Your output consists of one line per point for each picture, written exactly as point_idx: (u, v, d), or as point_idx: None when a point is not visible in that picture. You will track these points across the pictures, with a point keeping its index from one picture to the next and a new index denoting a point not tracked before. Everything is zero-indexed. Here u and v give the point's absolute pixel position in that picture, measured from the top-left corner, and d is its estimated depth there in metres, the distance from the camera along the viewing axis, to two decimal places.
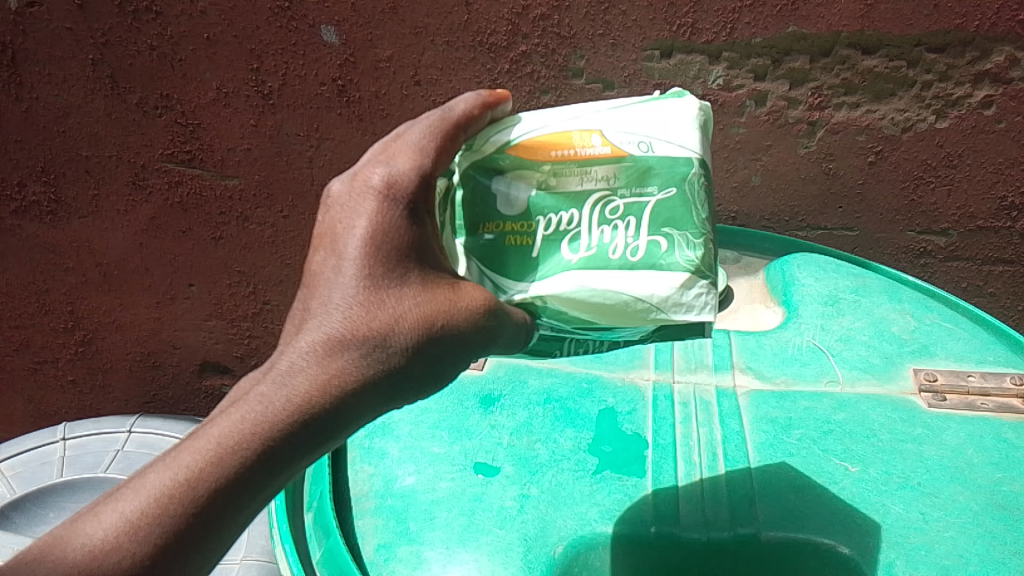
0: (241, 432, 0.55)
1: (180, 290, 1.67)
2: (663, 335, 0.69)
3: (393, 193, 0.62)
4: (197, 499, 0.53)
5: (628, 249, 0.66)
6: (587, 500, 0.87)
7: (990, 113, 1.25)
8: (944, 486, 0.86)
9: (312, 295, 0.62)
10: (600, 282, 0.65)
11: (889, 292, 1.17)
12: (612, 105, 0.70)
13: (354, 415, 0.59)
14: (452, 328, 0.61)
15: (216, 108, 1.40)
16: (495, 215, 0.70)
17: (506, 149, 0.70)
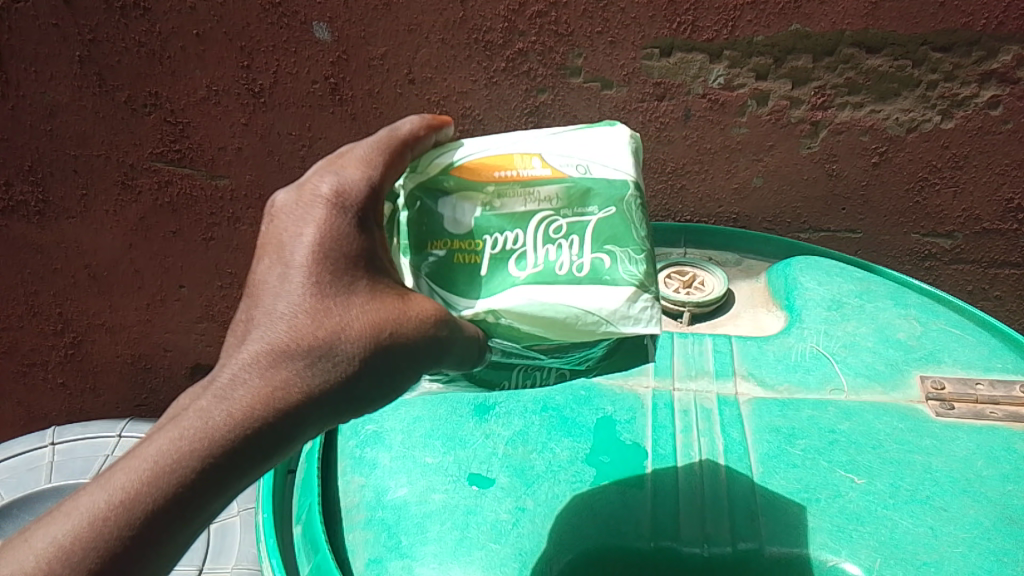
0: (179, 449, 0.49)
1: (170, 291, 1.64)
2: (610, 365, 0.68)
3: (344, 201, 0.58)
4: (133, 522, 0.48)
5: (575, 265, 0.63)
6: (585, 514, 0.85)
7: (996, 113, 1.23)
8: (953, 499, 0.83)
9: (255, 306, 0.56)
10: (548, 295, 0.63)
11: (894, 297, 1.14)
12: (549, 133, 0.69)
13: (300, 428, 0.53)
14: (402, 336, 0.56)
15: (206, 107, 1.37)
16: (442, 234, 0.66)
17: (450, 171, 0.67)
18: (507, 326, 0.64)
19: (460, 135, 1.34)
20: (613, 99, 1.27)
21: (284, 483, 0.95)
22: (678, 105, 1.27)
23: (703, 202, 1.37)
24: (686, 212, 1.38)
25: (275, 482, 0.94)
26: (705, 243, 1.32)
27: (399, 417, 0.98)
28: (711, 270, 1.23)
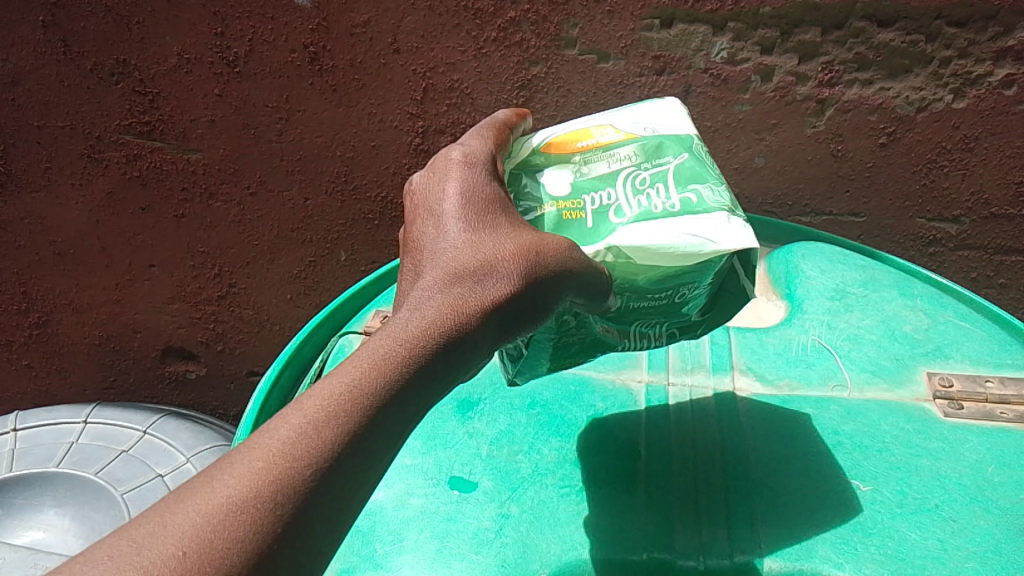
0: (386, 352, 0.49)
1: (141, 270, 1.57)
2: (714, 309, 0.73)
3: (472, 160, 0.65)
4: (354, 415, 0.46)
5: (669, 204, 0.67)
6: (573, 522, 0.80)
7: (1011, 93, 1.17)
8: (964, 508, 0.79)
9: (417, 259, 0.59)
10: (655, 229, 0.65)
11: (900, 286, 1.09)
12: (611, 114, 0.79)
13: (481, 340, 0.53)
14: (552, 254, 0.58)
15: (176, 76, 1.29)
16: (547, 199, 0.71)
17: (539, 151, 0.76)
18: (623, 265, 0.65)
19: (446, 109, 1.27)
20: (609, 73, 1.20)
21: None
22: (678, 80, 1.20)
23: None
24: None
25: None
26: None
27: None
28: None
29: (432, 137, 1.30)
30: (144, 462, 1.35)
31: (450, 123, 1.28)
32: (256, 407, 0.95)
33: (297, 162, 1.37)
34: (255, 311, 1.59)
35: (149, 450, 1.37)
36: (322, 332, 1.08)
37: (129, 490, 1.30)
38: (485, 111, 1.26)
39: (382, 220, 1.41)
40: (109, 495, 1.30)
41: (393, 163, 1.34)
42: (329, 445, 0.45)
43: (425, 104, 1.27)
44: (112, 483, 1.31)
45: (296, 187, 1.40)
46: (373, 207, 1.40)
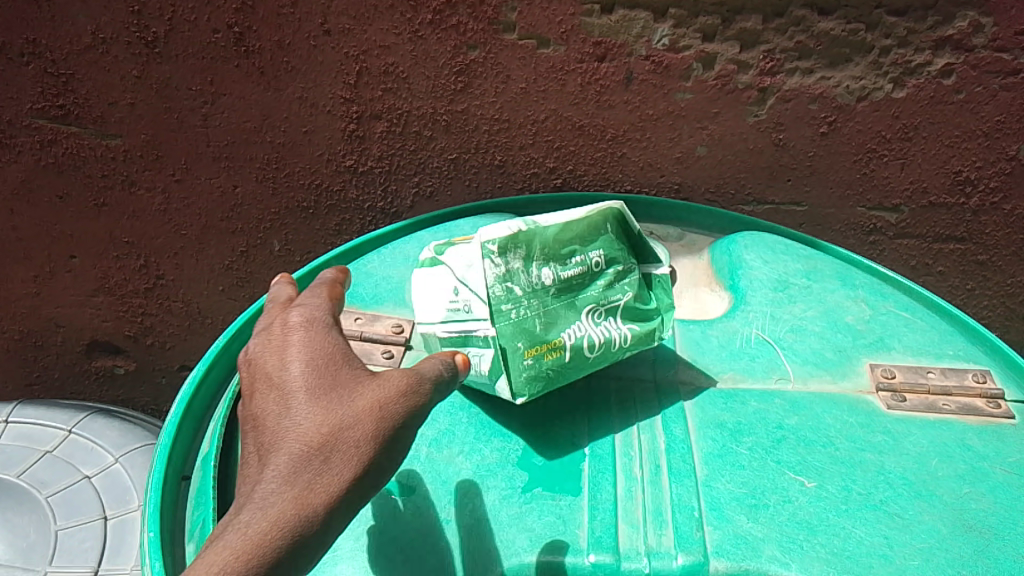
0: (288, 504, 0.53)
1: (60, 262, 1.49)
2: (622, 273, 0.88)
3: (312, 325, 0.64)
4: (263, 564, 0.51)
5: (560, 223, 0.88)
6: (515, 526, 0.77)
7: (949, 83, 1.17)
8: (908, 504, 0.78)
9: (264, 427, 0.59)
10: (556, 214, 0.87)
11: (842, 277, 1.08)
12: None
13: (390, 458, 0.59)
14: (423, 380, 0.61)
15: (91, 57, 1.22)
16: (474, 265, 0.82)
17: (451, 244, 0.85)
18: (539, 233, 0.84)
19: (381, 94, 1.22)
20: (550, 59, 1.17)
21: (176, 492, 0.85)
22: (620, 67, 1.17)
23: (644, 170, 1.28)
24: (627, 181, 1.29)
25: (166, 493, 0.83)
26: (645, 213, 1.25)
27: None
28: None
29: (367, 122, 1.26)
30: (69, 462, 1.26)
31: (386, 109, 1.24)
32: (179, 413, 0.90)
33: (225, 149, 1.30)
34: (185, 304, 1.53)
35: (74, 450, 1.29)
36: (252, 330, 1.03)
37: (54, 493, 1.21)
38: (422, 97, 1.22)
39: (317, 209, 1.36)
40: (32, 498, 1.21)
41: (327, 151, 1.29)
42: (267, 566, 0.51)
43: (359, 89, 1.22)
44: (36, 486, 1.22)
45: (225, 174, 1.33)
46: (307, 196, 1.34)
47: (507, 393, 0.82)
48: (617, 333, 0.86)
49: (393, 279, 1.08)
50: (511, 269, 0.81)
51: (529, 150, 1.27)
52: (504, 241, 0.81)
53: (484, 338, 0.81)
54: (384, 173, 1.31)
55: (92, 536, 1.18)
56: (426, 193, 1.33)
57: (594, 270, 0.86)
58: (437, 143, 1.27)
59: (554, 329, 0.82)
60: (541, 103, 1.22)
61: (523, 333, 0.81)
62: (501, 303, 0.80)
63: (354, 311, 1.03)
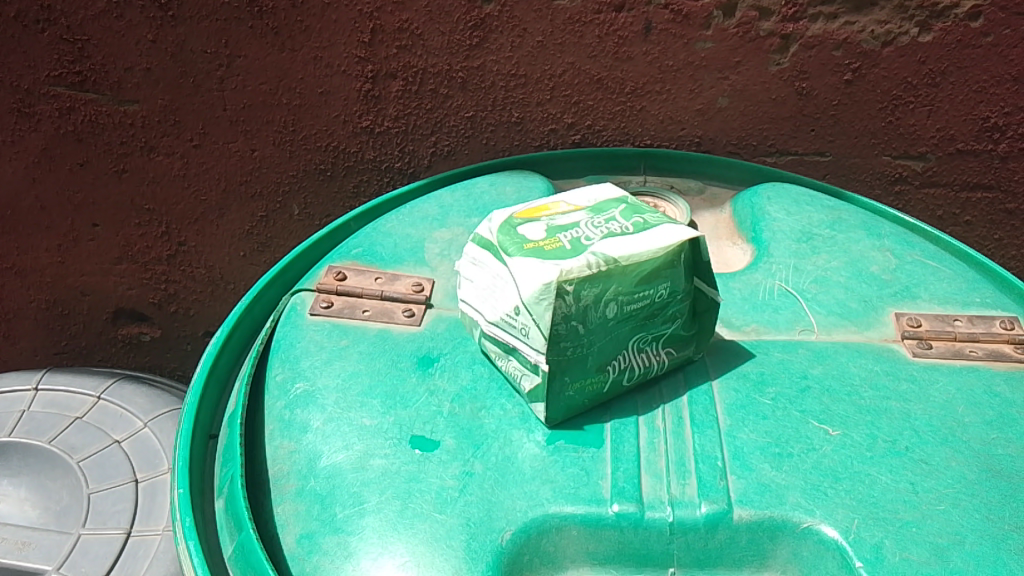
0: None
1: (84, 231, 1.50)
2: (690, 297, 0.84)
3: None
4: None
5: (628, 226, 0.83)
6: (538, 478, 0.77)
7: (977, 25, 1.15)
8: (934, 450, 0.77)
9: None
10: (630, 239, 0.80)
11: (867, 226, 1.07)
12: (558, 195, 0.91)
13: None
14: None
15: (107, 21, 1.22)
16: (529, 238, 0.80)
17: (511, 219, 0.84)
18: (616, 269, 0.77)
19: (396, 52, 1.21)
20: (566, 10, 1.16)
21: (204, 450, 0.86)
22: (638, 17, 1.16)
23: (664, 124, 1.25)
24: (646, 135, 1.27)
25: (194, 451, 0.84)
26: (666, 167, 1.23)
27: (333, 373, 0.89)
28: (673, 200, 1.16)
29: (382, 81, 1.25)
30: (99, 427, 1.29)
31: (401, 67, 1.23)
32: (204, 373, 0.91)
33: (241, 112, 1.30)
34: (207, 270, 1.53)
35: (104, 416, 1.31)
36: (274, 291, 1.03)
37: (85, 458, 1.24)
38: (437, 53, 1.21)
39: (335, 171, 1.35)
40: (63, 463, 1.24)
41: (342, 112, 1.28)
42: None
43: (374, 47, 1.21)
44: (66, 451, 1.25)
45: (242, 138, 1.33)
46: (324, 157, 1.34)
47: (541, 419, 0.82)
48: (657, 360, 0.85)
49: (412, 238, 1.08)
50: (580, 304, 0.76)
51: (547, 106, 1.25)
52: (582, 279, 0.75)
53: (532, 363, 0.79)
54: (401, 134, 1.30)
55: (122, 499, 1.19)
56: (443, 152, 1.32)
57: (661, 303, 0.82)
58: (454, 101, 1.26)
59: (602, 363, 0.81)
60: (558, 57, 1.20)
61: (573, 369, 0.79)
62: (562, 340, 0.77)
63: (375, 270, 1.03)
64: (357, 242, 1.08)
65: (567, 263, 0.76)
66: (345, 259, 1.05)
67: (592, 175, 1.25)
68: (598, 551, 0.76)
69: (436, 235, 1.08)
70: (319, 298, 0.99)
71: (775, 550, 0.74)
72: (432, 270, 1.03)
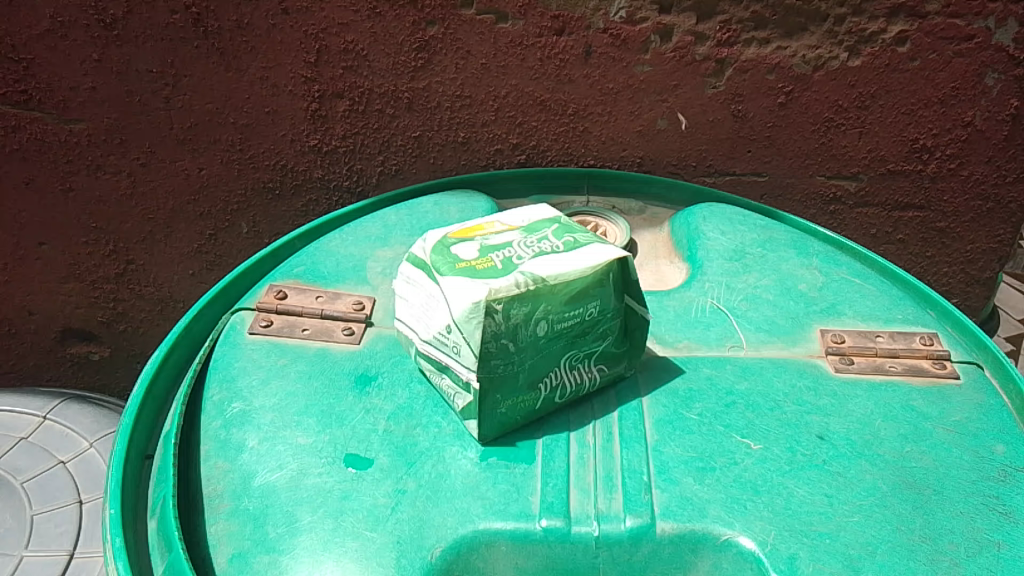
0: None
1: (30, 249, 1.49)
2: (621, 315, 0.86)
3: None
4: None
5: (559, 245, 0.85)
6: (470, 494, 0.79)
7: (904, 50, 1.19)
8: (851, 463, 0.80)
9: None
10: (559, 258, 0.82)
11: (797, 245, 1.10)
12: (495, 214, 0.93)
13: None
14: None
15: (51, 41, 1.22)
16: (462, 258, 0.82)
17: (445, 238, 0.86)
18: (544, 289, 0.79)
19: (342, 72, 1.23)
20: (508, 34, 1.18)
21: (139, 470, 0.87)
22: (579, 41, 1.18)
23: (607, 145, 1.29)
24: (589, 155, 1.30)
25: (128, 472, 0.85)
26: (608, 187, 1.27)
27: (270, 392, 0.90)
28: (613, 220, 1.19)
29: (329, 102, 1.26)
30: (44, 448, 1.29)
31: (347, 88, 1.25)
32: (141, 392, 0.92)
33: (188, 131, 1.31)
34: (156, 288, 1.54)
35: (49, 436, 1.31)
36: (214, 310, 1.04)
37: (29, 479, 1.23)
38: (383, 74, 1.23)
39: (283, 190, 1.37)
40: (6, 484, 1.23)
41: (290, 131, 1.30)
42: None
43: (320, 67, 1.23)
44: (10, 472, 1.24)
45: (190, 157, 1.34)
46: (273, 177, 1.35)
47: (474, 435, 0.84)
48: (589, 377, 0.87)
49: (355, 257, 1.09)
50: (510, 323, 0.78)
51: (491, 127, 1.28)
52: (510, 298, 0.77)
53: (464, 381, 0.81)
54: (349, 153, 1.32)
55: (66, 520, 1.19)
56: (391, 171, 1.33)
57: (591, 322, 0.84)
58: (400, 121, 1.28)
59: (534, 381, 0.83)
60: (501, 79, 1.23)
61: (505, 387, 0.81)
62: (492, 358, 0.78)
63: (316, 289, 1.04)
64: (299, 261, 1.09)
65: (496, 283, 0.77)
66: (287, 278, 1.06)
67: (536, 194, 1.27)
68: (527, 566, 0.78)
69: (379, 253, 1.10)
70: (260, 318, 1.00)
71: (697, 562, 0.76)
72: (374, 289, 1.05)
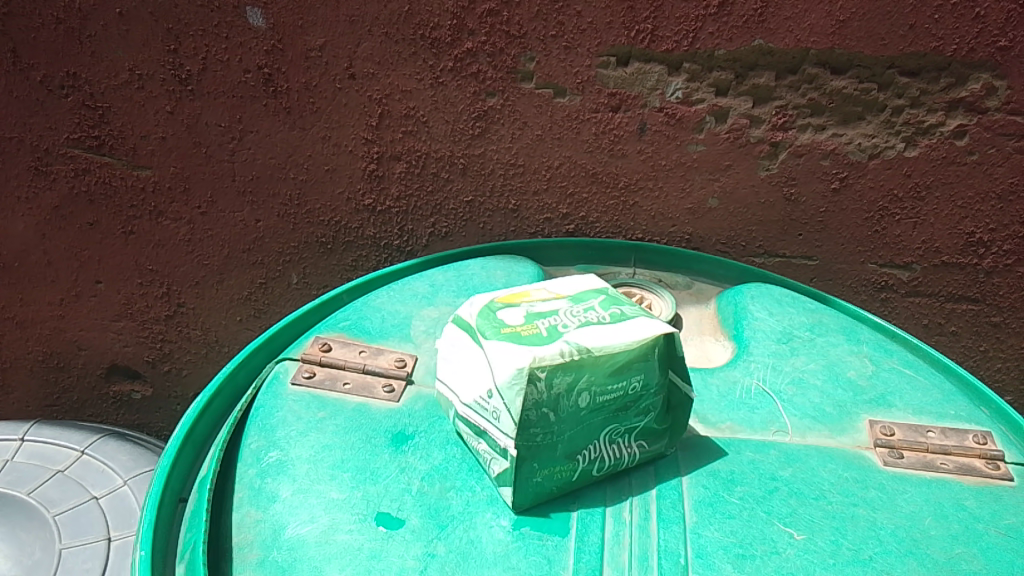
0: None
1: (88, 287, 1.53)
2: (664, 389, 0.85)
3: None
4: None
5: (605, 316, 0.85)
6: (500, 563, 0.77)
7: (962, 143, 1.18)
8: (898, 562, 0.77)
9: None
10: (605, 330, 0.82)
11: (847, 332, 1.09)
12: (542, 282, 0.94)
13: None
14: None
15: (128, 91, 1.27)
16: (508, 323, 0.82)
17: (492, 303, 0.87)
18: (589, 360, 0.79)
19: (401, 136, 1.26)
20: (565, 108, 1.21)
21: (172, 514, 0.86)
22: (634, 118, 1.20)
23: (656, 220, 1.29)
24: (638, 229, 1.31)
25: (161, 515, 0.85)
26: (655, 261, 1.27)
27: (307, 444, 0.90)
28: (659, 294, 1.18)
29: (386, 163, 1.29)
30: (80, 483, 1.29)
31: (405, 150, 1.28)
32: (181, 435, 0.92)
33: (249, 184, 1.35)
34: (203, 333, 1.56)
35: (85, 471, 1.32)
36: (259, 358, 1.05)
37: (61, 513, 1.24)
38: (440, 140, 1.26)
39: (335, 244, 1.40)
40: (40, 517, 1.23)
41: (346, 189, 1.33)
42: None
43: (381, 131, 1.26)
44: (44, 504, 1.24)
45: (248, 208, 1.37)
46: (326, 232, 1.38)
47: (508, 503, 0.82)
48: (628, 452, 0.86)
49: (400, 314, 1.10)
50: (552, 393, 0.77)
51: (543, 195, 1.29)
52: (554, 367, 0.77)
53: (501, 447, 0.80)
54: (401, 213, 1.34)
55: (93, 557, 1.19)
56: (441, 234, 1.35)
57: (634, 395, 0.83)
58: (454, 185, 1.30)
59: (572, 452, 0.82)
60: (556, 150, 1.25)
61: (543, 455, 0.80)
62: (531, 427, 0.78)
63: (360, 343, 1.05)
64: (346, 315, 1.10)
65: (541, 351, 0.77)
66: (332, 331, 1.07)
67: (582, 264, 1.28)
68: None
69: (424, 312, 1.11)
70: (303, 368, 1.01)
71: None
72: (416, 347, 1.05)
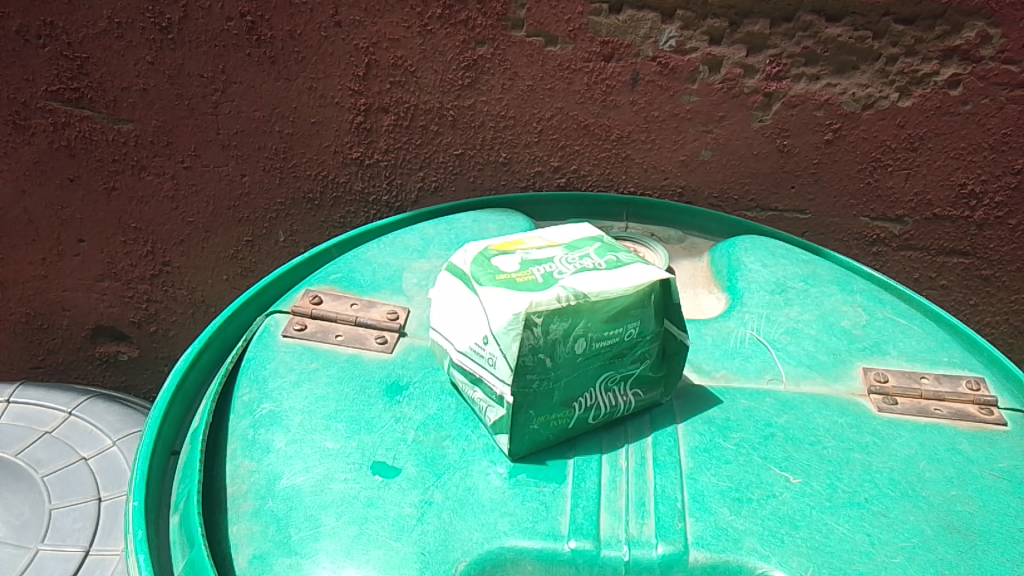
0: None
1: (69, 245, 1.51)
2: (659, 337, 0.84)
3: None
4: None
5: (601, 263, 0.84)
6: (497, 510, 0.77)
7: (956, 93, 1.17)
8: (893, 503, 0.78)
9: None
10: (602, 276, 0.81)
11: (840, 283, 1.09)
12: (536, 231, 0.92)
13: None
14: None
15: (107, 41, 1.23)
16: (502, 270, 0.81)
17: (487, 250, 0.85)
18: (586, 305, 0.77)
19: (389, 87, 1.24)
20: (556, 57, 1.19)
21: (164, 466, 0.86)
22: (627, 67, 1.19)
23: (648, 173, 1.28)
24: (631, 182, 1.29)
25: (154, 466, 0.84)
26: (648, 215, 1.26)
27: (300, 395, 0.89)
28: (652, 247, 1.17)
29: (374, 115, 1.27)
30: (67, 444, 1.28)
31: (393, 102, 1.25)
32: (171, 388, 0.91)
33: (233, 137, 1.32)
34: (189, 291, 1.54)
35: (73, 432, 1.30)
36: (249, 312, 1.04)
37: (50, 473, 1.23)
38: (429, 91, 1.24)
39: (323, 200, 1.37)
40: (28, 478, 1.22)
41: (333, 142, 1.31)
42: None
43: (368, 81, 1.24)
44: (31, 464, 1.23)
45: (233, 162, 1.35)
46: (313, 186, 1.36)
47: (504, 451, 0.82)
48: (623, 400, 0.85)
49: (391, 267, 1.09)
50: (548, 338, 0.76)
51: (533, 148, 1.28)
52: (551, 312, 0.76)
53: (497, 394, 0.79)
54: (390, 167, 1.32)
55: (84, 516, 1.18)
56: (431, 188, 1.34)
57: (630, 342, 0.82)
58: (443, 138, 1.28)
59: (568, 399, 0.81)
60: (547, 102, 1.23)
61: (539, 402, 0.79)
62: (528, 372, 0.77)
63: (350, 296, 1.04)
64: (336, 268, 1.09)
65: (538, 296, 0.76)
66: (323, 284, 1.06)
67: (574, 218, 1.27)
68: None
69: (415, 265, 1.09)
70: (293, 321, 1.00)
71: None
72: (408, 299, 1.04)
